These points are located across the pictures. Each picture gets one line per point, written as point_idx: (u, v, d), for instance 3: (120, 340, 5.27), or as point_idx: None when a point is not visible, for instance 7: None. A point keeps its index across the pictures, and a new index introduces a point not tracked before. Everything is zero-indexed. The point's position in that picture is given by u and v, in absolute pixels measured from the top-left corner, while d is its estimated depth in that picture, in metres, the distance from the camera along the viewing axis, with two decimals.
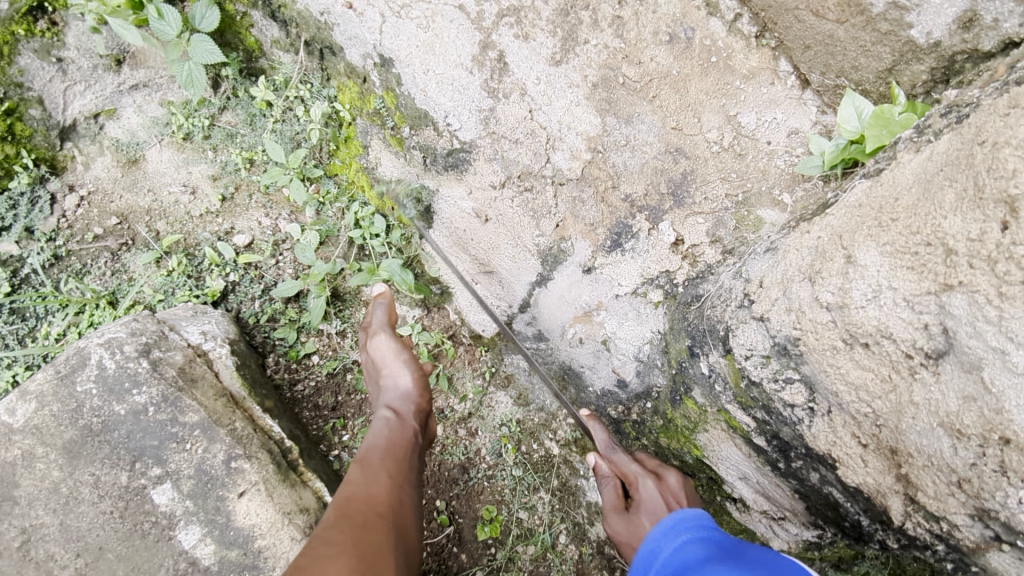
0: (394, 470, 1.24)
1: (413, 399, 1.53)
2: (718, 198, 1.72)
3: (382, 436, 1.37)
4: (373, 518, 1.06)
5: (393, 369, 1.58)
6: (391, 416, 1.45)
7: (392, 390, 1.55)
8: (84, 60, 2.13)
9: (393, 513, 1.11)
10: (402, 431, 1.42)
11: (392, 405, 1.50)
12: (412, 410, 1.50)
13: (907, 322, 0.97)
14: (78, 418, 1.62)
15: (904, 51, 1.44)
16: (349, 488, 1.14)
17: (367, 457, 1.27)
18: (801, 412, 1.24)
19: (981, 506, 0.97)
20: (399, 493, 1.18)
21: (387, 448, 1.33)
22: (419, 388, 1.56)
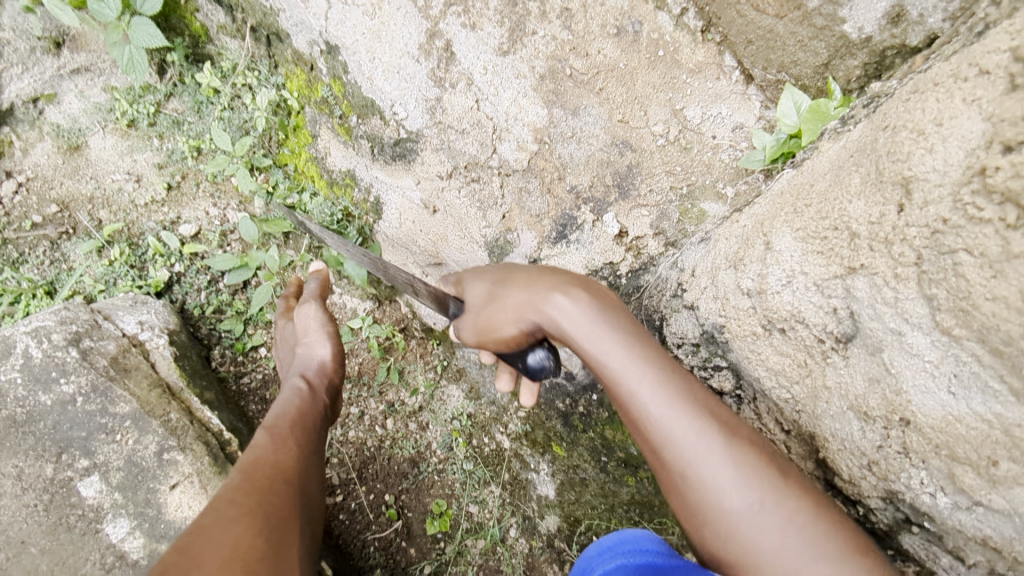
0: (303, 440, 1.25)
1: (325, 370, 1.56)
2: (663, 190, 1.72)
3: (292, 406, 1.37)
4: (279, 483, 1.05)
5: (313, 339, 1.62)
6: (302, 385, 1.47)
7: (307, 359, 1.58)
8: (21, 42, 2.07)
9: (299, 480, 1.11)
10: (313, 401, 1.44)
11: (305, 375, 1.52)
12: (322, 381, 1.53)
13: (817, 306, 0.98)
14: (2, 408, 1.56)
15: (838, 46, 1.45)
16: (256, 452, 1.13)
17: (276, 425, 1.26)
18: (730, 400, 1.27)
19: (890, 488, 0.99)
20: (306, 463, 1.19)
21: (296, 419, 1.32)
22: (335, 360, 1.60)
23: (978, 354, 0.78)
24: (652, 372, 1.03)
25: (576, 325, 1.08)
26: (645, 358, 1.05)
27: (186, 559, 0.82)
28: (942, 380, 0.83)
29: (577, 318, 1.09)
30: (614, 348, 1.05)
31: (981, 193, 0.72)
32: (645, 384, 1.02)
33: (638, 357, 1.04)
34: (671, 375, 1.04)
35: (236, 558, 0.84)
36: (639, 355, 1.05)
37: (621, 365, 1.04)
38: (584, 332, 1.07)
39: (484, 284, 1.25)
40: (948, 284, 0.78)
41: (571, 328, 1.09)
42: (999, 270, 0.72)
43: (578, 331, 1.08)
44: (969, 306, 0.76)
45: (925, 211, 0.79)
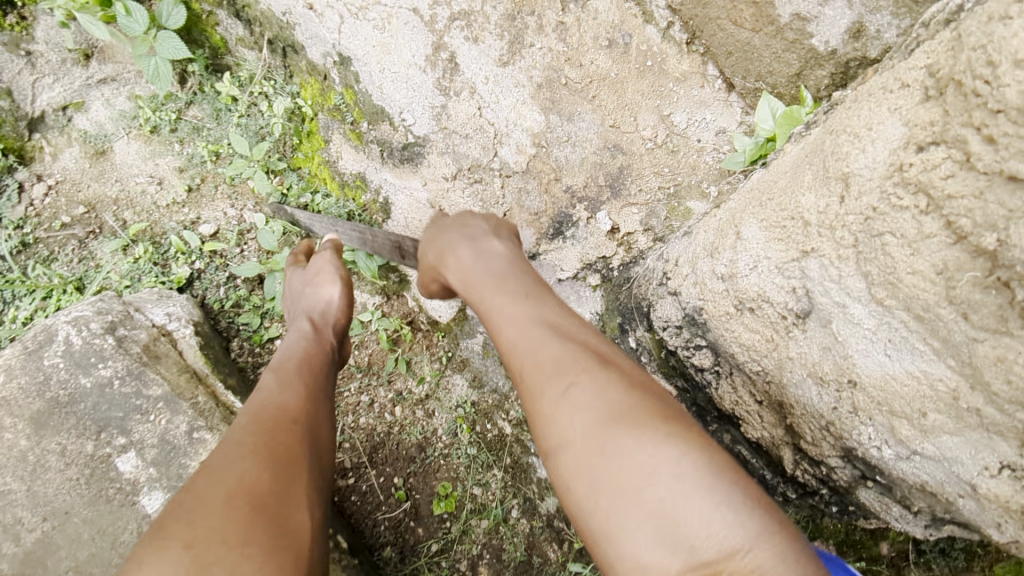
0: (309, 381, 1.35)
1: (333, 314, 1.70)
2: (652, 189, 1.88)
3: (299, 347, 1.51)
4: (286, 421, 1.16)
5: (321, 284, 1.75)
6: (308, 328, 1.62)
7: (315, 301, 1.72)
8: (53, 54, 2.22)
9: (307, 417, 1.21)
10: (318, 342, 1.58)
11: (312, 318, 1.66)
12: (328, 324, 1.67)
13: (779, 286, 1.12)
14: (45, 391, 1.71)
15: (808, 59, 1.61)
16: (265, 395, 1.23)
17: (283, 366, 1.39)
18: (710, 376, 1.43)
19: (846, 446, 1.14)
20: (314, 401, 1.28)
21: (303, 359, 1.45)
22: (342, 304, 1.74)
23: (907, 321, 0.93)
24: (518, 315, 1.25)
25: (468, 272, 1.41)
26: (518, 305, 1.27)
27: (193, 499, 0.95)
28: (879, 344, 0.98)
29: (477, 272, 1.40)
30: (491, 289, 1.34)
31: (900, 185, 0.87)
32: (514, 318, 1.24)
33: (516, 309, 1.26)
34: (547, 318, 1.23)
35: (238, 493, 0.96)
36: (513, 301, 1.28)
37: (502, 309, 1.28)
38: (471, 280, 1.39)
39: (432, 255, 1.56)
40: (878, 262, 0.93)
41: (469, 274, 1.41)
42: (917, 249, 0.87)
43: (467, 278, 1.41)
44: (895, 280, 0.91)
45: (860, 201, 0.94)
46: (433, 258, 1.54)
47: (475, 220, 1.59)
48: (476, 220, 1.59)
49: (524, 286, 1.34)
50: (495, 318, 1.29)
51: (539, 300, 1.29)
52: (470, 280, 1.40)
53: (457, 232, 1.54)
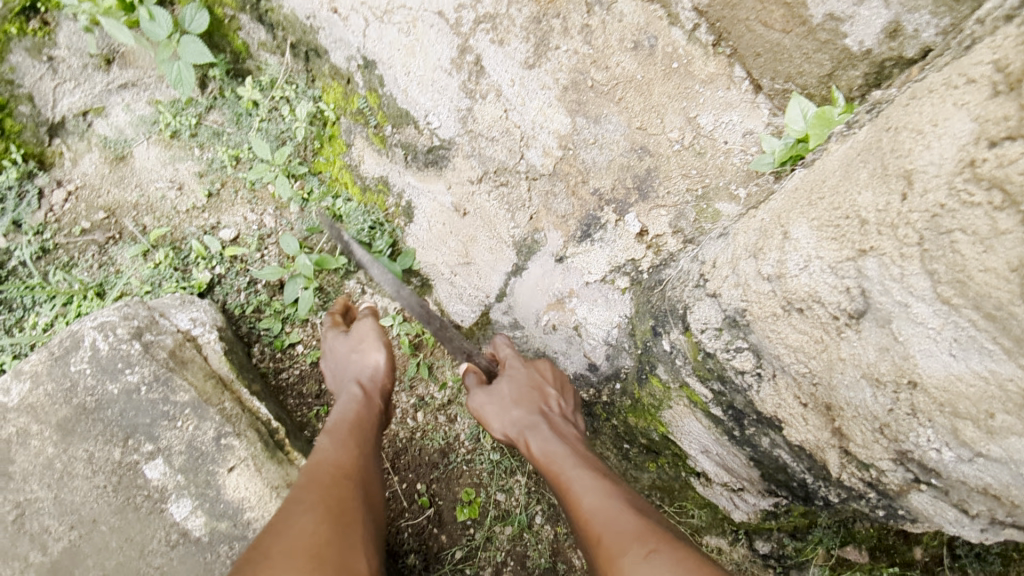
0: (359, 443, 1.40)
1: (379, 376, 1.71)
2: (680, 192, 1.85)
3: (351, 411, 1.54)
4: (340, 479, 1.20)
5: (369, 347, 1.76)
6: (358, 392, 1.64)
7: (362, 367, 1.73)
8: (74, 59, 2.18)
9: (358, 477, 1.25)
10: (368, 406, 1.61)
11: (361, 382, 1.69)
12: (376, 389, 1.69)
13: (833, 287, 1.10)
14: (73, 397, 1.69)
15: (841, 60, 1.59)
16: (318, 456, 1.28)
17: (336, 429, 1.43)
18: (750, 377, 1.39)
19: (900, 449, 1.13)
20: (365, 464, 1.32)
21: (355, 423, 1.49)
22: (388, 368, 1.74)
23: (975, 320, 0.91)
24: (598, 488, 1.30)
25: (549, 444, 1.50)
26: (598, 482, 1.32)
27: (259, 552, 0.95)
28: (944, 344, 0.97)
29: (558, 445, 1.50)
30: (571, 463, 1.41)
31: (971, 181, 0.86)
32: (594, 489, 1.29)
33: (597, 485, 1.31)
34: (626, 496, 1.27)
35: (301, 545, 0.96)
36: (594, 477, 1.34)
37: (588, 478, 1.34)
38: (553, 452, 1.47)
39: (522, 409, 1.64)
40: (946, 259, 0.91)
41: (551, 447, 1.49)
42: (989, 245, 0.85)
43: (548, 447, 1.50)
44: (965, 278, 0.90)
45: (925, 198, 0.92)
46: (514, 423, 1.63)
47: (551, 392, 1.72)
48: (551, 394, 1.72)
49: (600, 469, 1.40)
50: (574, 488, 1.33)
51: (616, 483, 1.34)
52: (551, 451, 1.48)
53: (533, 403, 1.66)
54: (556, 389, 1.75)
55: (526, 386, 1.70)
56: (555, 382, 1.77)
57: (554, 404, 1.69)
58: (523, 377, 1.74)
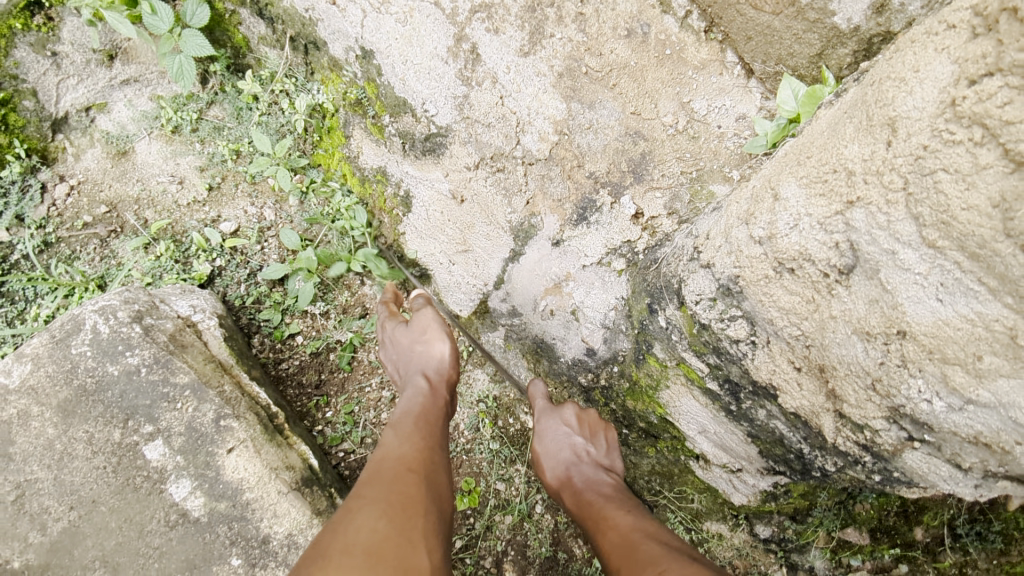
0: (425, 434, 1.39)
1: (444, 368, 1.72)
2: (675, 174, 1.87)
3: (416, 403, 1.54)
4: (404, 472, 1.19)
5: (432, 338, 1.77)
6: (423, 383, 1.65)
7: (427, 358, 1.74)
8: (78, 55, 2.23)
9: (423, 467, 1.24)
10: (435, 395, 1.62)
11: (426, 372, 1.70)
12: (442, 380, 1.70)
13: (822, 243, 1.12)
14: (73, 379, 1.69)
15: (830, 37, 1.61)
16: (384, 449, 1.28)
17: (400, 421, 1.43)
18: (745, 347, 1.40)
19: (893, 405, 1.14)
20: (429, 453, 1.32)
21: (420, 411, 1.50)
22: (453, 358, 1.75)
23: (960, 262, 0.93)
24: (625, 523, 1.35)
25: (581, 493, 1.56)
26: (627, 518, 1.38)
27: (321, 548, 0.98)
28: (931, 290, 0.99)
29: (589, 492, 1.54)
30: (602, 503, 1.47)
31: (953, 120, 0.88)
32: (618, 524, 1.36)
33: (623, 518, 1.37)
34: (648, 527, 1.33)
35: (359, 543, 0.97)
36: (624, 514, 1.40)
37: (615, 515, 1.40)
38: (585, 500, 1.52)
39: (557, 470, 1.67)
40: (930, 201, 0.93)
41: (583, 496, 1.54)
42: (972, 182, 0.87)
43: (581, 500, 1.53)
44: (949, 218, 0.91)
45: (909, 142, 0.94)
46: (552, 478, 1.68)
47: (582, 435, 1.72)
48: (581, 438, 1.71)
49: (629, 506, 1.45)
50: (607, 521, 1.39)
51: (645, 518, 1.39)
52: (583, 498, 1.53)
53: (564, 454, 1.68)
54: (590, 432, 1.74)
55: (560, 438, 1.72)
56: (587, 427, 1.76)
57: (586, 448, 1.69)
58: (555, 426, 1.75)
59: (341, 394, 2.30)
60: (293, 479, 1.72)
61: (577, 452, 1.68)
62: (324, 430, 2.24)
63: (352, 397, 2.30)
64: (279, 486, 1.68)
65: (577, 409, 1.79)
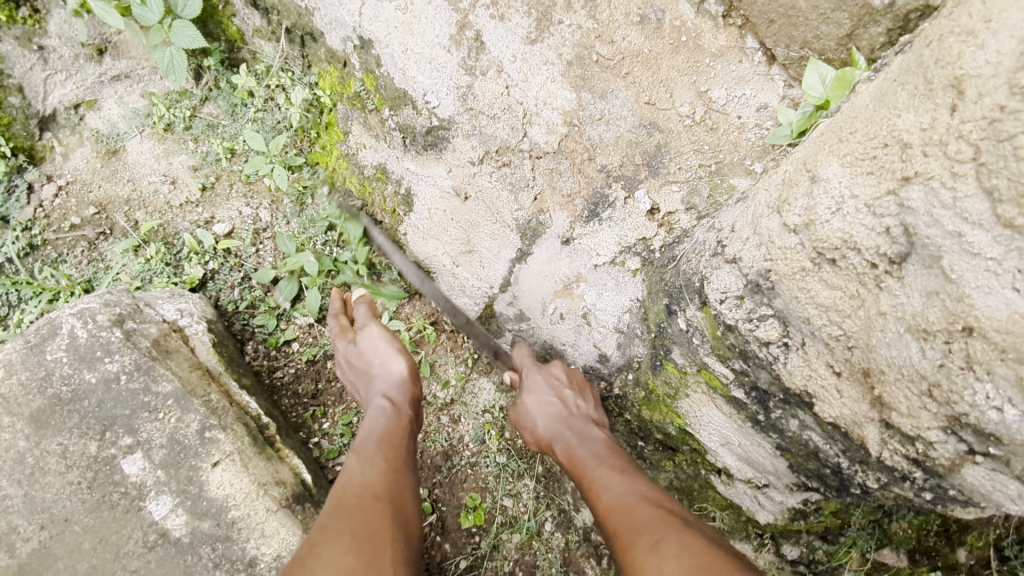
0: (391, 456, 1.33)
1: (404, 386, 1.61)
2: (692, 167, 1.73)
3: (379, 426, 1.45)
4: (369, 500, 1.15)
5: (385, 356, 1.66)
6: (386, 406, 1.53)
7: (385, 378, 1.63)
8: (66, 48, 2.15)
9: (389, 492, 1.20)
10: (398, 419, 1.50)
11: (387, 395, 1.58)
12: (405, 398, 1.59)
13: (869, 229, 1.02)
14: (47, 387, 1.58)
15: (862, 15, 1.43)
16: (346, 477, 1.22)
17: (363, 446, 1.35)
18: (777, 350, 1.29)
19: (953, 414, 1.02)
20: (397, 476, 1.27)
21: (383, 436, 1.41)
22: (411, 374, 1.64)
23: None
24: (619, 485, 1.32)
25: (574, 449, 1.54)
26: (620, 479, 1.35)
27: None
28: (1006, 278, 0.87)
29: (580, 449, 1.53)
30: (593, 464, 1.45)
31: None
32: (613, 485, 1.33)
33: (617, 480, 1.34)
34: (644, 488, 1.30)
35: None
36: (616, 475, 1.37)
37: (608, 478, 1.37)
38: (577, 457, 1.51)
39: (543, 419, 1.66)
40: (1008, 171, 0.82)
41: (574, 452, 1.54)
42: None
43: (572, 453, 1.54)
44: None
45: (981, 103, 0.84)
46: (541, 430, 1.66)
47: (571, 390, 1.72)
48: (569, 391, 1.71)
49: (623, 464, 1.43)
50: (599, 486, 1.37)
51: (636, 476, 1.36)
52: (575, 457, 1.52)
53: (554, 407, 1.66)
54: (577, 389, 1.74)
55: (546, 394, 1.70)
56: (574, 382, 1.76)
57: (573, 402, 1.69)
58: (542, 383, 1.73)
59: (339, 404, 2.17)
60: (283, 496, 1.59)
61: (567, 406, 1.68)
62: (320, 443, 2.11)
63: (350, 407, 2.16)
64: (268, 503, 1.55)
65: (564, 367, 1.80)
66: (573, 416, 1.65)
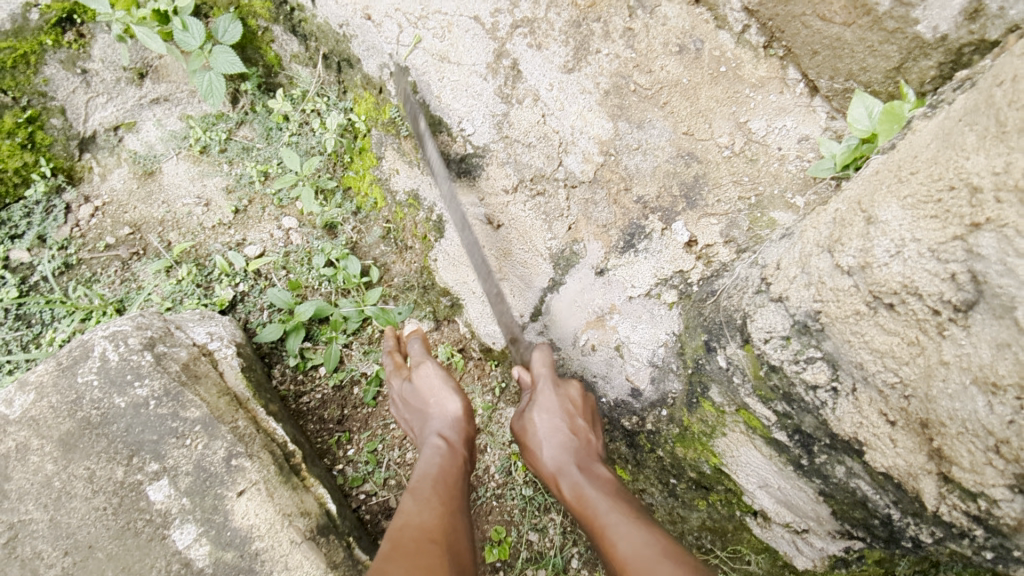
0: (446, 498, 1.31)
1: (460, 426, 1.58)
2: (731, 200, 1.67)
3: (434, 466, 1.42)
4: (426, 544, 1.12)
5: (441, 395, 1.64)
6: (441, 444, 1.51)
7: (441, 417, 1.61)
8: (108, 72, 2.18)
9: (446, 537, 1.17)
10: (453, 459, 1.47)
11: (442, 434, 1.55)
12: (460, 438, 1.56)
13: (933, 274, 1.00)
14: (77, 410, 1.57)
15: (911, 48, 1.41)
16: (403, 518, 1.21)
17: (418, 486, 1.33)
18: (824, 395, 1.25)
19: (1023, 472, 0.96)
20: (453, 520, 1.24)
21: (439, 476, 1.38)
22: (466, 414, 1.62)
23: None
24: (635, 534, 1.26)
25: (581, 487, 1.49)
26: (634, 527, 1.29)
27: None
28: None
29: (590, 488, 1.47)
30: (605, 507, 1.38)
31: None
32: (628, 533, 1.27)
33: (631, 529, 1.28)
34: (661, 541, 1.23)
35: None
36: (631, 522, 1.31)
37: (620, 524, 1.31)
38: (585, 497, 1.45)
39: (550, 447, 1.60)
40: None
41: (583, 490, 1.48)
42: None
43: (581, 491, 1.48)
44: None
45: None
46: (548, 462, 1.60)
47: (583, 421, 1.68)
48: (581, 421, 1.66)
49: (635, 510, 1.37)
50: (612, 530, 1.31)
51: (651, 525, 1.31)
52: (583, 496, 1.46)
53: (564, 438, 1.61)
54: (589, 421, 1.70)
55: (557, 417, 1.65)
56: (587, 411, 1.71)
57: (585, 434, 1.64)
58: (554, 405, 1.67)
59: (364, 431, 2.14)
60: (307, 528, 1.56)
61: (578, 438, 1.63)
62: (345, 470, 2.08)
63: (375, 434, 2.14)
64: (292, 535, 1.52)
65: (579, 388, 1.74)
66: (585, 455, 1.60)
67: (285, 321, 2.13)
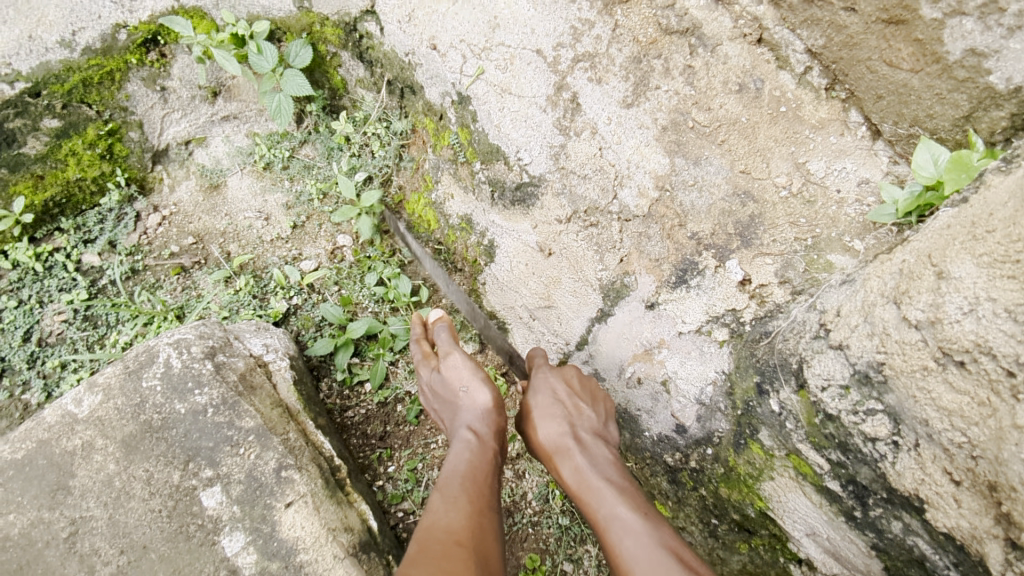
0: (475, 496, 1.32)
1: (489, 418, 1.59)
2: (787, 241, 1.64)
3: (463, 461, 1.43)
4: (451, 547, 1.15)
5: (471, 387, 1.65)
6: (471, 438, 1.52)
7: (471, 408, 1.62)
8: (185, 90, 2.28)
9: (473, 539, 1.19)
10: (483, 453, 1.48)
11: (471, 427, 1.56)
12: (489, 430, 1.57)
13: (1008, 335, 1.03)
14: (140, 413, 1.64)
15: (982, 98, 1.39)
16: (431, 518, 1.24)
17: (447, 484, 1.34)
18: (884, 447, 1.28)
19: None
20: (481, 520, 1.26)
21: (468, 472, 1.39)
22: (496, 406, 1.62)
23: None
24: (642, 532, 1.29)
25: (584, 474, 1.47)
26: (642, 523, 1.31)
27: None
28: None
29: (591, 475, 1.46)
30: (612, 497, 1.38)
31: None
32: (635, 531, 1.29)
33: (640, 526, 1.30)
34: (668, 542, 1.26)
35: None
36: (638, 518, 1.32)
37: (628, 522, 1.32)
38: (587, 484, 1.44)
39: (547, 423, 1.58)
40: None
41: (584, 476, 1.47)
42: None
43: (582, 479, 1.47)
44: None
45: None
46: (545, 440, 1.57)
47: (581, 399, 1.67)
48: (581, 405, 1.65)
49: (642, 503, 1.37)
50: (618, 524, 1.32)
51: (657, 521, 1.32)
52: (586, 483, 1.45)
53: (565, 417, 1.60)
54: (588, 398, 1.69)
55: (558, 400, 1.64)
56: (584, 392, 1.70)
57: (584, 416, 1.62)
58: (555, 390, 1.66)
59: (405, 449, 2.16)
60: (350, 543, 1.58)
61: (576, 417, 1.61)
62: (384, 486, 2.10)
63: (415, 452, 2.16)
64: (336, 550, 1.54)
65: (579, 372, 1.74)
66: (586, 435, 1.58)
67: (335, 338, 2.19)
